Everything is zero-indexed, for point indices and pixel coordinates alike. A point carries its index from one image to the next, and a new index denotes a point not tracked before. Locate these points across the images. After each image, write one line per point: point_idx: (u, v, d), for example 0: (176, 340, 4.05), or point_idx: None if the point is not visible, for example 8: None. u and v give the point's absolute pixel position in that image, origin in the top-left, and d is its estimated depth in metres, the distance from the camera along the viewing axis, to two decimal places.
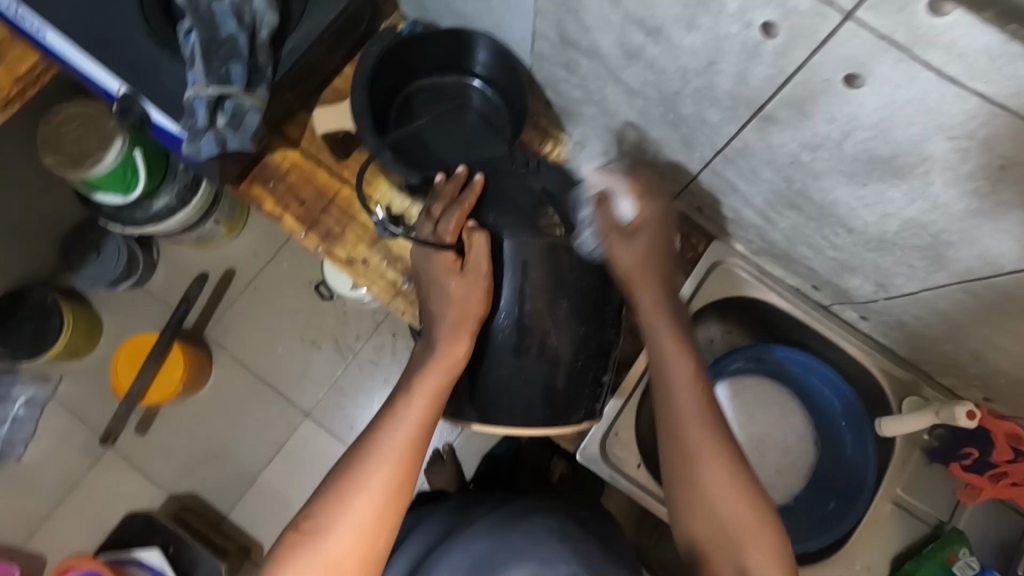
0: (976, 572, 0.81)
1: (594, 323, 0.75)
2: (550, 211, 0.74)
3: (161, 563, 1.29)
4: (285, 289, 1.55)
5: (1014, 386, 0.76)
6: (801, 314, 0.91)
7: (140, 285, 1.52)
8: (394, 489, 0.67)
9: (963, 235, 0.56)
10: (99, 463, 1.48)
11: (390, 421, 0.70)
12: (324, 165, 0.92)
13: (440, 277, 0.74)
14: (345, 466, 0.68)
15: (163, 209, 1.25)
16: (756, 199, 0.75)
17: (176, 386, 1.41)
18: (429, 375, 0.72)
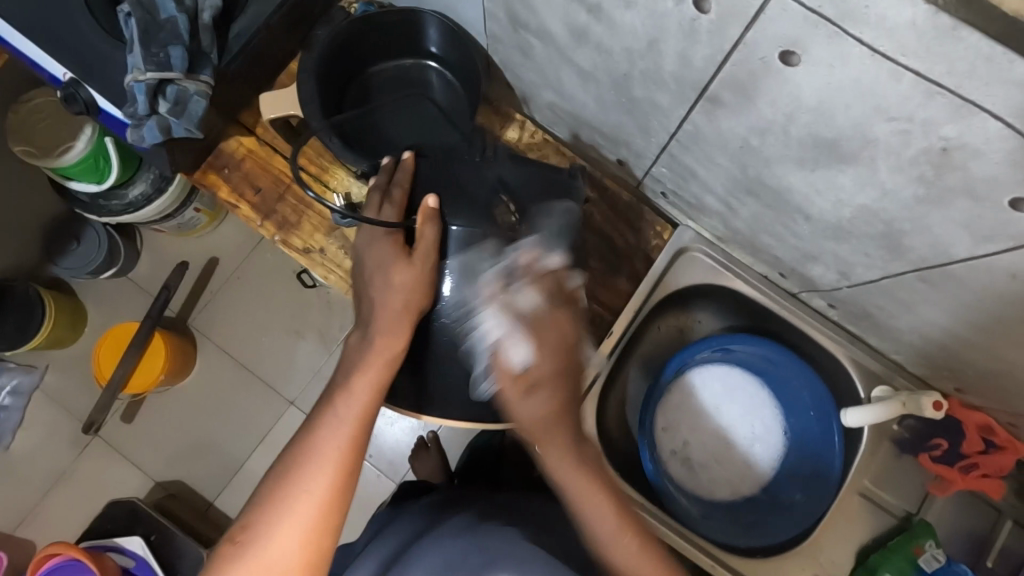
0: (941, 564, 0.80)
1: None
2: (503, 200, 0.70)
3: (144, 550, 1.31)
4: (267, 279, 1.54)
5: (982, 378, 0.73)
6: (769, 302, 0.89)
7: (123, 274, 1.51)
8: (338, 489, 0.59)
9: (915, 223, 0.54)
10: (86, 453, 1.48)
11: (327, 419, 0.62)
12: (279, 152, 0.90)
13: (383, 265, 0.68)
14: (281, 468, 0.60)
15: (138, 197, 1.22)
16: (714, 185, 0.73)
17: (158, 374, 1.41)
18: (370, 368, 0.65)
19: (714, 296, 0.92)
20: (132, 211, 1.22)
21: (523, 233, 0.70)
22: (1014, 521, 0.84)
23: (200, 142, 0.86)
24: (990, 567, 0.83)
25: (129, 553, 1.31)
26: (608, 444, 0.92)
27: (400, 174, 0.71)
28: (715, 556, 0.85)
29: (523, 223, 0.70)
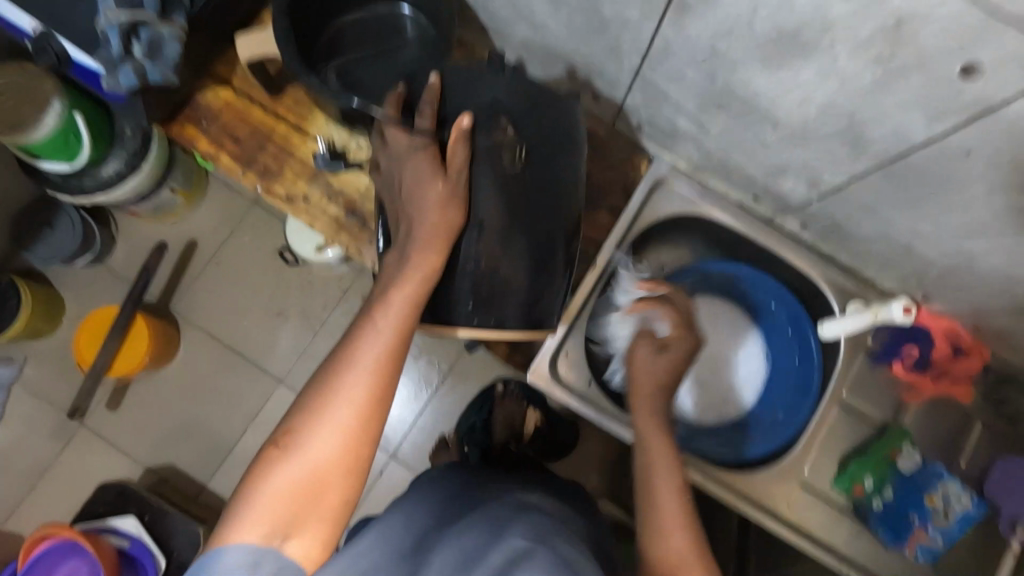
0: (918, 465, 0.84)
1: (551, 240, 0.71)
2: (500, 121, 0.66)
3: (137, 529, 1.29)
4: (250, 257, 1.53)
5: (945, 278, 0.77)
6: (746, 228, 0.91)
7: (99, 261, 1.49)
8: (380, 402, 0.59)
9: (873, 111, 0.57)
10: (72, 443, 1.46)
11: (367, 332, 0.62)
12: (257, 102, 0.90)
13: (418, 182, 0.65)
14: (322, 380, 0.59)
15: (113, 175, 1.16)
16: (687, 105, 0.75)
17: (141, 359, 1.39)
18: (406, 282, 0.63)
19: (693, 228, 0.95)
20: (106, 190, 1.16)
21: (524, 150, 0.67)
22: (982, 422, 0.89)
23: (176, 91, 0.86)
24: (961, 465, 0.88)
25: (123, 534, 1.29)
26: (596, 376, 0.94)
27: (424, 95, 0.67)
28: (701, 471, 0.86)
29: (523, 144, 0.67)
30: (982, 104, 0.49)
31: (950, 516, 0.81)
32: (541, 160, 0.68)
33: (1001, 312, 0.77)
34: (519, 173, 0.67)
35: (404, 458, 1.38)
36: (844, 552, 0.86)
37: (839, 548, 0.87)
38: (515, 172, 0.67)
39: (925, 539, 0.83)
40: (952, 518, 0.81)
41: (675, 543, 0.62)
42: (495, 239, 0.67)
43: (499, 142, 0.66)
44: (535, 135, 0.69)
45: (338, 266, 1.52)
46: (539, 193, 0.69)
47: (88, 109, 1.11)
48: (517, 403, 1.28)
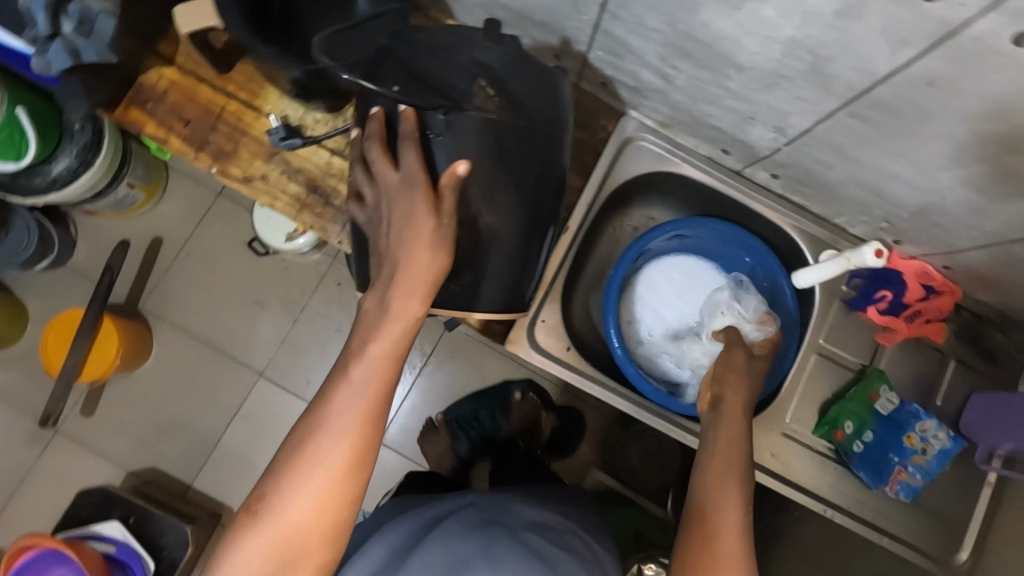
0: (896, 406, 0.84)
1: (535, 210, 0.70)
2: (482, 85, 0.63)
3: (123, 534, 1.25)
4: (219, 250, 1.49)
5: (915, 218, 0.77)
6: (716, 183, 0.91)
7: (60, 263, 1.44)
8: (357, 464, 0.59)
9: (836, 44, 0.56)
10: (48, 451, 1.42)
11: (343, 388, 0.61)
12: (205, 80, 0.86)
13: (409, 216, 0.62)
14: (299, 438, 0.60)
15: (64, 172, 1.12)
16: (650, 56, 0.73)
17: (115, 356, 1.34)
18: (386, 333, 0.62)
19: (664, 187, 0.95)
20: (60, 188, 1.12)
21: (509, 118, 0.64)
22: (957, 360, 0.90)
23: (116, 73, 0.81)
24: (938, 404, 0.89)
25: (108, 539, 1.25)
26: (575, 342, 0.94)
27: (401, 126, 0.61)
28: (687, 428, 0.87)
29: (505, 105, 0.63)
30: (945, 28, 0.48)
31: (928, 454, 0.82)
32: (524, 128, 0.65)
33: (972, 249, 0.78)
34: (505, 143, 0.64)
35: (393, 443, 1.37)
36: (830, 496, 0.87)
37: (825, 493, 0.87)
38: (500, 140, 0.64)
39: (905, 477, 0.84)
40: (930, 454, 0.82)
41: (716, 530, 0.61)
42: (475, 210, 0.65)
43: (484, 109, 0.62)
44: (523, 94, 0.66)
45: (312, 253, 1.48)
46: (526, 160, 0.67)
47: (27, 102, 1.03)
48: (533, 407, 1.32)
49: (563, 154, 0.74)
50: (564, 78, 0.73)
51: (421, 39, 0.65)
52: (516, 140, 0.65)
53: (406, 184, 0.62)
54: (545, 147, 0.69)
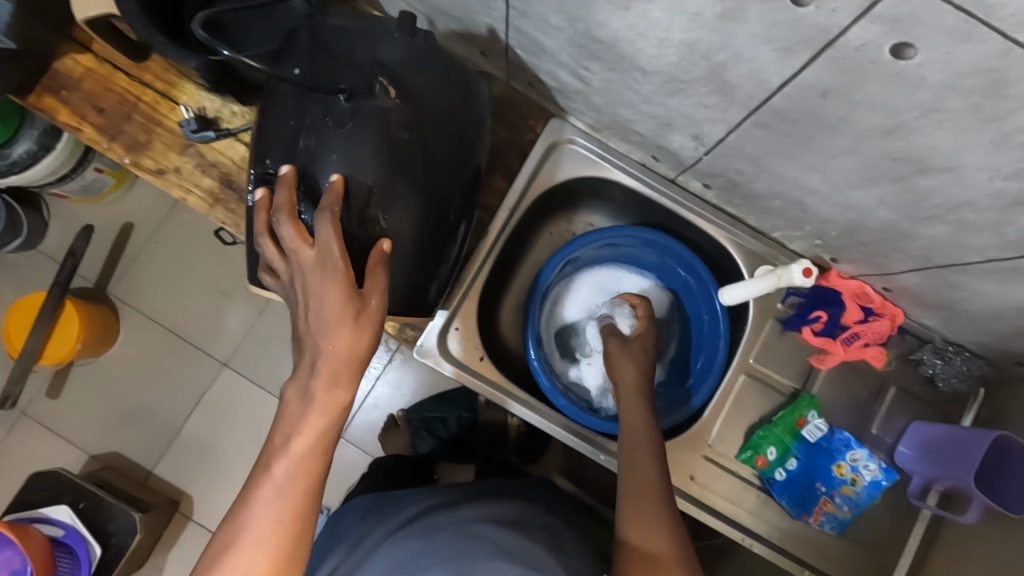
0: (824, 433, 0.81)
1: (439, 205, 0.66)
2: (381, 81, 0.60)
3: (72, 519, 1.18)
4: (187, 237, 1.42)
5: (844, 236, 0.73)
6: (648, 190, 0.87)
7: (30, 246, 1.40)
8: (281, 568, 0.53)
9: (726, 49, 0.51)
10: (12, 435, 1.36)
11: (262, 489, 0.54)
12: (121, 68, 0.84)
13: (326, 312, 0.56)
14: (215, 549, 0.53)
15: (23, 156, 1.09)
16: (563, 55, 0.69)
17: (73, 343, 1.28)
18: (309, 422, 0.56)
19: (595, 191, 0.90)
20: (20, 171, 1.10)
21: (403, 109, 0.60)
22: (897, 386, 0.85)
23: (28, 57, 0.79)
24: (874, 432, 0.84)
25: (57, 522, 1.18)
26: (498, 349, 0.91)
27: (325, 201, 0.57)
28: (603, 448, 0.83)
29: (403, 99, 0.60)
30: (823, 35, 0.44)
31: (858, 485, 0.80)
32: (422, 124, 0.62)
33: (905, 271, 0.73)
34: (403, 131, 0.61)
35: (354, 438, 1.33)
36: (750, 524, 0.83)
37: (745, 521, 0.83)
38: (399, 126, 0.60)
39: (831, 509, 0.81)
40: (859, 487, 0.80)
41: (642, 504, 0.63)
42: (378, 198, 0.61)
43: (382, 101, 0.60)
44: (422, 89, 0.63)
45: None
46: (429, 154, 0.63)
47: None
48: (500, 413, 1.28)
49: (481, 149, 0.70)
50: (484, 80, 0.71)
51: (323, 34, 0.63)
52: (415, 132, 0.62)
53: (326, 266, 0.56)
54: (452, 142, 0.65)
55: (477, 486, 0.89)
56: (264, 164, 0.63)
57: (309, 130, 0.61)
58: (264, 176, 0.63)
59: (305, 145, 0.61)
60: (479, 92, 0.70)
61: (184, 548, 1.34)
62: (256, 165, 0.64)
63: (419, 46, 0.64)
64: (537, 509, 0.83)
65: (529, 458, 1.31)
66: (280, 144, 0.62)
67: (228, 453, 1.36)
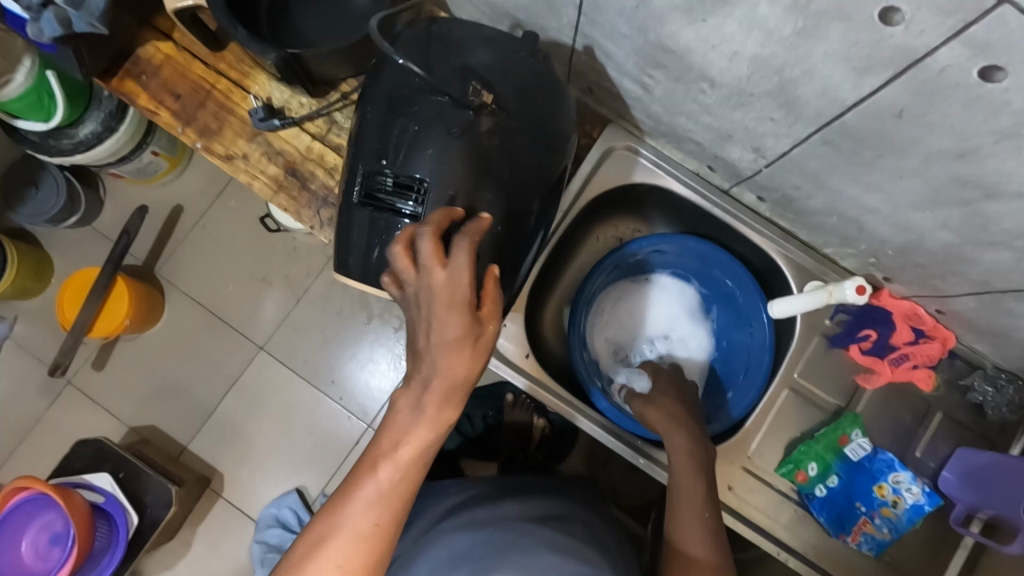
0: (867, 453, 0.80)
1: (520, 207, 0.69)
2: (475, 85, 0.65)
3: (112, 486, 1.21)
4: (234, 223, 1.47)
5: (900, 257, 0.73)
6: (700, 199, 0.87)
7: (86, 223, 1.46)
8: (369, 566, 0.57)
9: (799, 66, 0.52)
10: (57, 402, 1.42)
11: (363, 488, 0.57)
12: (198, 57, 0.88)
13: (450, 334, 0.56)
14: (316, 535, 0.57)
15: (89, 136, 1.13)
16: (628, 63, 0.71)
17: (122, 319, 1.33)
18: (417, 433, 0.57)
19: (647, 197, 0.91)
20: (84, 151, 1.13)
21: (490, 112, 0.65)
22: (943, 411, 0.84)
23: (112, 43, 0.83)
24: (917, 456, 0.84)
25: (98, 490, 1.22)
26: (542, 350, 0.92)
27: (469, 228, 0.59)
28: (643, 452, 0.84)
29: (493, 104, 0.65)
30: (908, 56, 0.44)
31: (899, 508, 0.79)
32: (507, 126, 0.67)
33: (961, 294, 0.72)
34: (491, 133, 0.66)
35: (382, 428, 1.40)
36: (786, 539, 0.83)
37: (780, 535, 0.83)
38: (488, 132, 0.65)
39: (870, 529, 0.80)
40: (901, 510, 0.79)
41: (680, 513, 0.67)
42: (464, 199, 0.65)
43: (475, 104, 0.64)
44: (509, 96, 0.67)
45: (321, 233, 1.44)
46: (509, 155, 0.67)
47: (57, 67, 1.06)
48: (526, 413, 1.30)
49: (563, 159, 0.75)
50: (568, 93, 0.75)
51: (407, 41, 0.69)
52: (501, 136, 0.66)
53: (459, 291, 0.56)
54: (535, 146, 0.69)
55: (517, 479, 0.92)
56: (377, 162, 0.66)
57: (402, 132, 0.65)
58: (370, 175, 0.66)
59: (400, 143, 0.65)
60: (551, 95, 0.71)
61: (213, 524, 1.38)
62: (367, 164, 0.67)
63: (499, 56, 0.69)
64: (579, 507, 0.86)
65: (552, 459, 1.31)
66: (371, 144, 0.67)
67: (263, 434, 1.40)
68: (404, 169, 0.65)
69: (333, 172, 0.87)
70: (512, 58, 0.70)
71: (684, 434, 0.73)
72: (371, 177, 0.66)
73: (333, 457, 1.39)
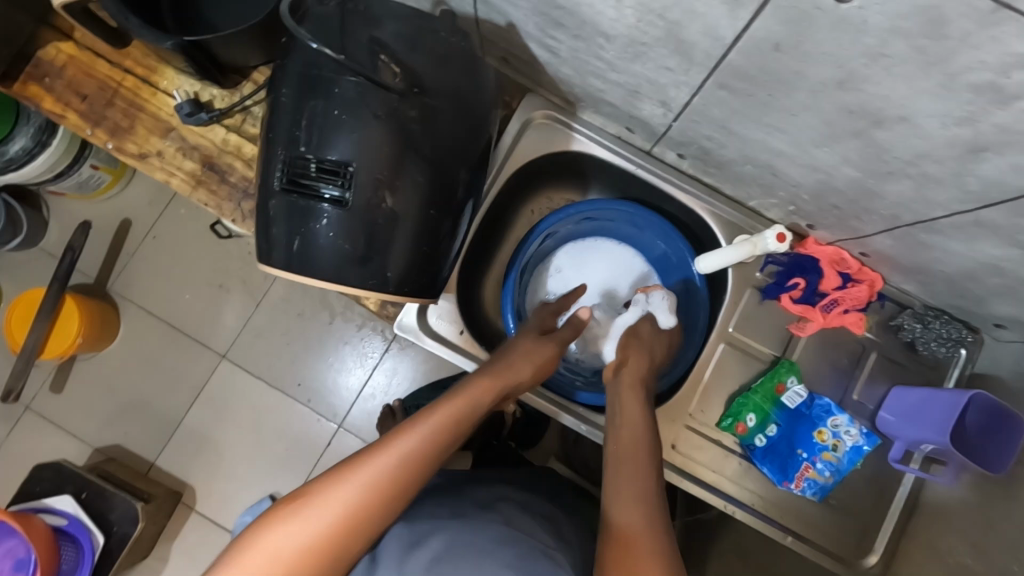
0: (803, 399, 0.81)
1: (448, 179, 0.67)
2: (383, 59, 0.62)
3: (76, 508, 1.18)
4: (183, 232, 1.44)
5: (817, 201, 0.73)
6: (623, 162, 0.87)
7: (32, 244, 1.41)
8: (377, 509, 0.54)
9: (680, 7, 0.52)
10: (16, 429, 1.38)
11: (402, 430, 0.59)
12: (102, 56, 0.86)
13: (517, 347, 0.75)
14: (345, 460, 0.56)
15: (19, 152, 1.10)
16: (529, 26, 0.70)
17: (74, 339, 1.30)
18: (463, 398, 0.64)
19: (572, 165, 0.91)
20: (16, 168, 1.10)
21: (401, 86, 0.62)
22: (879, 352, 0.85)
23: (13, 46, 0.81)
24: (857, 400, 0.85)
25: (60, 513, 1.18)
26: (483, 328, 0.92)
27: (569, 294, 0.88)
28: (584, 419, 0.85)
29: (406, 76, 0.63)
30: None
31: (840, 451, 0.80)
32: (422, 95, 0.63)
33: (878, 233, 0.72)
34: (407, 106, 0.63)
35: (352, 426, 1.39)
36: (733, 492, 0.84)
37: (728, 489, 0.84)
38: (405, 104, 0.62)
39: (813, 474, 0.81)
40: (841, 452, 0.80)
41: (616, 472, 0.63)
42: (379, 176, 0.63)
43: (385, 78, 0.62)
44: (423, 67, 0.64)
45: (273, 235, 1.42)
46: (427, 127, 0.64)
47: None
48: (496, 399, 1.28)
49: (490, 127, 0.72)
50: (486, 62, 0.72)
51: (319, 12, 0.64)
52: (421, 108, 0.64)
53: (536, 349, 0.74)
54: (458, 117, 0.67)
55: (471, 471, 0.90)
56: (297, 150, 0.63)
57: (312, 117, 0.62)
58: (293, 162, 0.63)
59: (310, 123, 0.62)
60: (474, 65, 0.69)
61: (188, 538, 1.35)
62: (285, 152, 0.63)
63: (407, 21, 0.66)
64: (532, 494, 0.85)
65: (524, 444, 1.31)
66: (283, 127, 0.64)
67: (231, 443, 1.38)
68: (316, 150, 0.62)
69: (251, 163, 0.85)
70: (416, 18, 0.66)
71: (637, 396, 0.73)
72: (289, 164, 0.63)
73: (307, 460, 1.38)
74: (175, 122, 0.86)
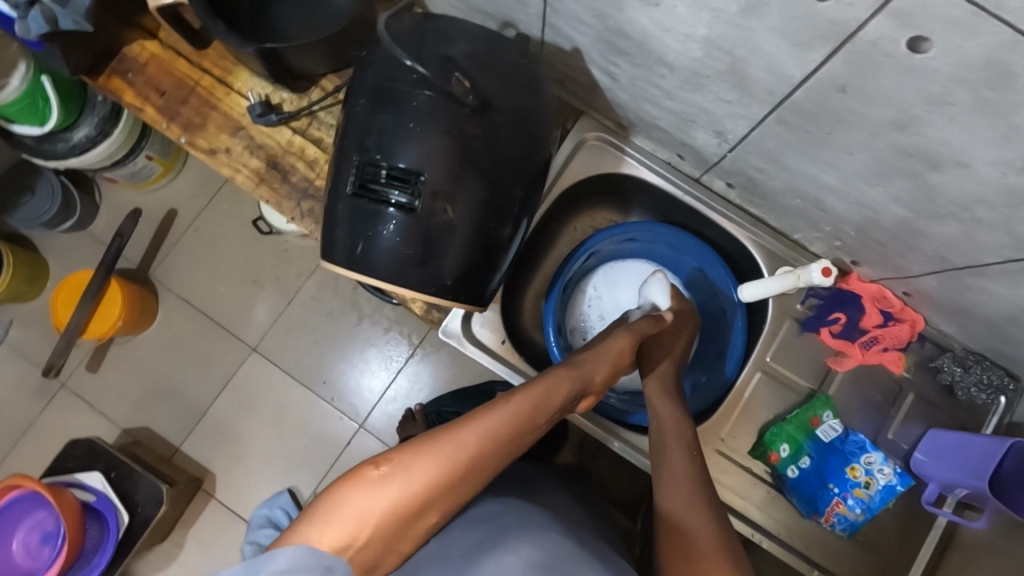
0: (839, 434, 0.81)
1: (506, 193, 0.70)
2: (457, 75, 0.65)
3: (104, 486, 1.20)
4: (225, 226, 1.49)
5: (863, 237, 0.74)
6: (671, 187, 0.89)
7: (82, 227, 1.47)
8: (454, 484, 0.53)
9: (747, 45, 0.54)
10: (52, 404, 1.43)
11: (487, 410, 0.57)
12: (182, 55, 0.90)
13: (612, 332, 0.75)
14: (435, 430, 0.55)
15: (82, 140, 1.12)
16: (593, 52, 0.73)
17: (116, 321, 1.34)
18: (547, 385, 0.63)
19: (621, 187, 0.93)
20: (78, 154, 1.12)
21: (471, 102, 0.65)
22: (916, 392, 0.85)
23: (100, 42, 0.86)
24: (890, 439, 0.85)
25: (89, 489, 1.20)
26: (520, 338, 0.94)
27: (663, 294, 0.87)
28: (617, 436, 0.88)
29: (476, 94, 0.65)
30: (842, 29, 0.46)
31: (872, 489, 0.79)
32: (489, 112, 0.66)
33: (923, 273, 0.73)
34: (474, 123, 0.66)
35: (373, 427, 1.41)
36: (760, 519, 0.84)
37: (754, 516, 0.84)
38: (472, 120, 0.65)
39: (843, 510, 0.80)
40: (873, 490, 0.79)
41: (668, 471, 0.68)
42: (444, 189, 0.65)
43: (457, 93, 0.64)
44: (490, 86, 0.67)
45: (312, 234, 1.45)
46: (492, 143, 0.67)
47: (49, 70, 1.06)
48: None
49: (549, 146, 0.75)
50: (548, 83, 0.74)
51: (399, 27, 0.67)
52: (487, 125, 0.66)
53: (610, 375, 0.71)
54: (521, 136, 0.69)
55: None
56: (369, 156, 0.66)
57: (386, 125, 0.65)
58: (364, 167, 0.66)
59: (383, 131, 0.65)
60: (537, 85, 0.72)
61: (208, 523, 1.38)
62: (357, 157, 0.67)
63: (479, 41, 0.69)
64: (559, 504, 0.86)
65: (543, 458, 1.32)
66: (356, 134, 0.67)
67: (255, 433, 1.41)
68: (387, 157, 0.65)
69: (313, 165, 0.89)
70: (488, 39, 0.69)
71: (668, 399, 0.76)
72: (361, 168, 0.66)
73: (328, 456, 1.40)
74: (244, 122, 0.90)
